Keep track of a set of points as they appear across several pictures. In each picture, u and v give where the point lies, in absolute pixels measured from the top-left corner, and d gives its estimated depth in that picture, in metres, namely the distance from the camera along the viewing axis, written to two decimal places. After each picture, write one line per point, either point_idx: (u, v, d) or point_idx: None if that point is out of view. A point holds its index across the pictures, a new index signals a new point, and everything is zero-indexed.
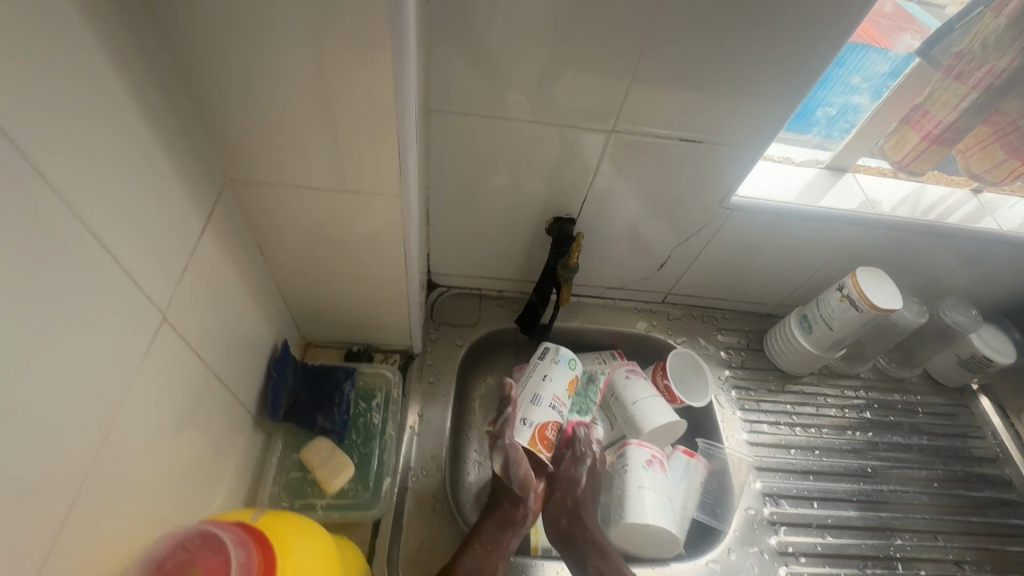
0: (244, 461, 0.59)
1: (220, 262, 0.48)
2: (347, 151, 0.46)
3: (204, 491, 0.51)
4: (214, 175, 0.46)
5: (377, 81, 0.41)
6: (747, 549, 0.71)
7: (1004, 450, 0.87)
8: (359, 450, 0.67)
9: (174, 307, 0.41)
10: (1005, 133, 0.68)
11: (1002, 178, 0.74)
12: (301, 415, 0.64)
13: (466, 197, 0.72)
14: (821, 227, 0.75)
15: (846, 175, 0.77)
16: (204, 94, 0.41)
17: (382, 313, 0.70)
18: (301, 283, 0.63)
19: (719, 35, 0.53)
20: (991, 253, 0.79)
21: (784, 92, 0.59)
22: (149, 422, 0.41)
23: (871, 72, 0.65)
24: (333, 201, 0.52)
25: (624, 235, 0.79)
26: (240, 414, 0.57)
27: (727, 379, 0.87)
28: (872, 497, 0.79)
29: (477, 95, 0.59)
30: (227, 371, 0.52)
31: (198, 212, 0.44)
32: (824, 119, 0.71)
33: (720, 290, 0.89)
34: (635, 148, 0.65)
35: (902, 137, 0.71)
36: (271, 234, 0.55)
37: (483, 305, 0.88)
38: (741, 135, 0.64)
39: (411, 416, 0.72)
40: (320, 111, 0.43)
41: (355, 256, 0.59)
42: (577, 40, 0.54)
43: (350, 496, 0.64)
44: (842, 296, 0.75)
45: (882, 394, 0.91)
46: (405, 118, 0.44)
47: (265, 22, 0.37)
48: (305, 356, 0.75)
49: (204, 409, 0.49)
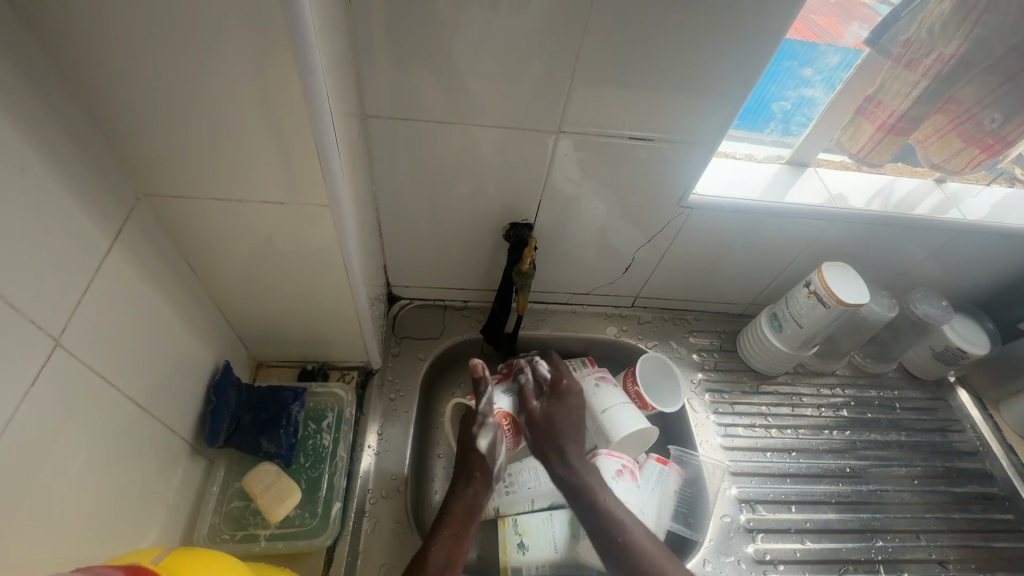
0: (182, 491, 0.56)
1: (135, 283, 0.45)
2: (265, 160, 0.44)
3: (128, 526, 0.48)
4: (124, 191, 0.44)
5: (284, 85, 0.39)
6: (724, 558, 0.69)
7: (984, 443, 0.85)
8: (306, 474, 0.64)
9: (74, 332, 0.39)
10: (962, 120, 0.68)
11: (963, 167, 0.73)
12: (244, 441, 0.61)
13: (417, 206, 0.70)
14: (785, 223, 0.74)
15: (807, 171, 0.76)
16: (101, 105, 0.39)
17: (332, 329, 0.67)
18: (242, 301, 0.60)
19: (655, 30, 0.52)
20: (957, 243, 0.78)
21: (730, 85, 0.58)
22: (49, 457, 0.38)
23: (822, 64, 0.64)
24: (261, 215, 0.49)
25: (584, 238, 0.77)
26: (172, 442, 0.54)
27: (700, 382, 0.85)
28: (852, 498, 0.77)
29: (415, 100, 0.58)
30: (152, 397, 0.49)
31: (103, 231, 0.41)
32: (780, 113, 0.69)
33: (689, 291, 0.88)
34: (585, 148, 0.64)
35: (858, 129, 0.71)
36: (199, 251, 0.52)
37: (447, 317, 0.85)
38: (691, 131, 0.62)
39: (370, 436, 0.70)
40: (231, 119, 0.41)
41: (294, 269, 0.57)
42: (512, 39, 0.53)
43: (297, 523, 0.61)
44: (809, 293, 0.73)
45: (859, 390, 0.89)
46: (321, 123, 0.42)
47: (154, 26, 0.35)
48: (256, 378, 0.72)
49: (123, 439, 0.46)
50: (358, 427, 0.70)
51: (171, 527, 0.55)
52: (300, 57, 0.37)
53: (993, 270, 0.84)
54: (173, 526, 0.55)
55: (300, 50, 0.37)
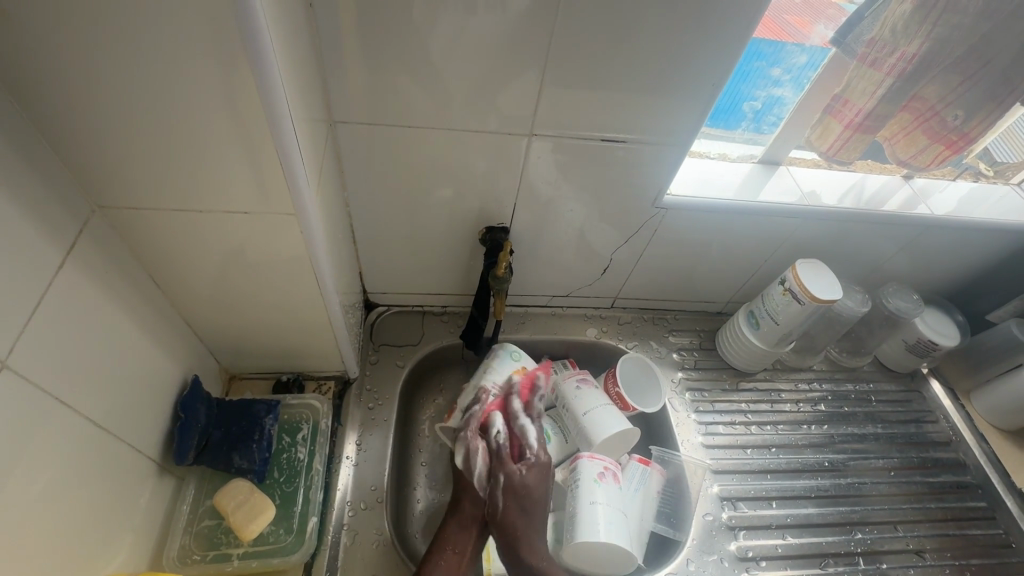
0: (150, 512, 0.54)
1: (92, 298, 0.44)
2: (227, 169, 0.43)
3: (91, 551, 0.46)
4: (78, 204, 0.42)
5: (243, 91, 0.38)
6: (706, 558, 0.69)
7: (957, 432, 0.87)
8: (281, 489, 0.63)
9: (25, 352, 0.37)
10: (926, 117, 0.69)
11: (928, 163, 0.75)
12: (215, 457, 0.60)
13: (391, 213, 0.69)
14: (759, 221, 0.74)
15: (779, 169, 0.77)
16: (48, 115, 0.37)
17: (306, 339, 0.65)
18: (209, 313, 0.59)
19: (623, 32, 0.52)
20: (926, 238, 0.79)
21: (700, 86, 0.58)
22: (0, 484, 0.36)
23: (790, 64, 0.64)
24: (225, 224, 0.48)
25: (561, 241, 0.76)
26: (138, 461, 0.52)
27: (681, 381, 0.86)
28: (831, 491, 0.78)
29: (384, 105, 0.57)
30: (115, 416, 0.47)
31: (55, 246, 0.39)
32: (751, 113, 0.70)
33: (667, 290, 0.88)
34: (558, 151, 0.63)
35: (826, 128, 0.72)
36: (162, 262, 0.51)
37: (426, 323, 0.84)
38: (664, 132, 0.62)
39: (347, 446, 0.69)
40: (188, 127, 0.40)
41: (263, 279, 0.55)
42: (480, 42, 0.52)
43: (271, 541, 0.59)
44: (784, 290, 0.73)
45: (835, 385, 0.90)
46: (283, 129, 0.41)
47: (101, 32, 0.33)
48: (229, 392, 0.70)
49: (83, 462, 0.44)
50: (334, 438, 0.69)
51: (139, 549, 0.53)
52: (258, 62, 0.36)
53: (961, 262, 0.85)
54: (142, 548, 0.53)
55: (257, 55, 0.36)
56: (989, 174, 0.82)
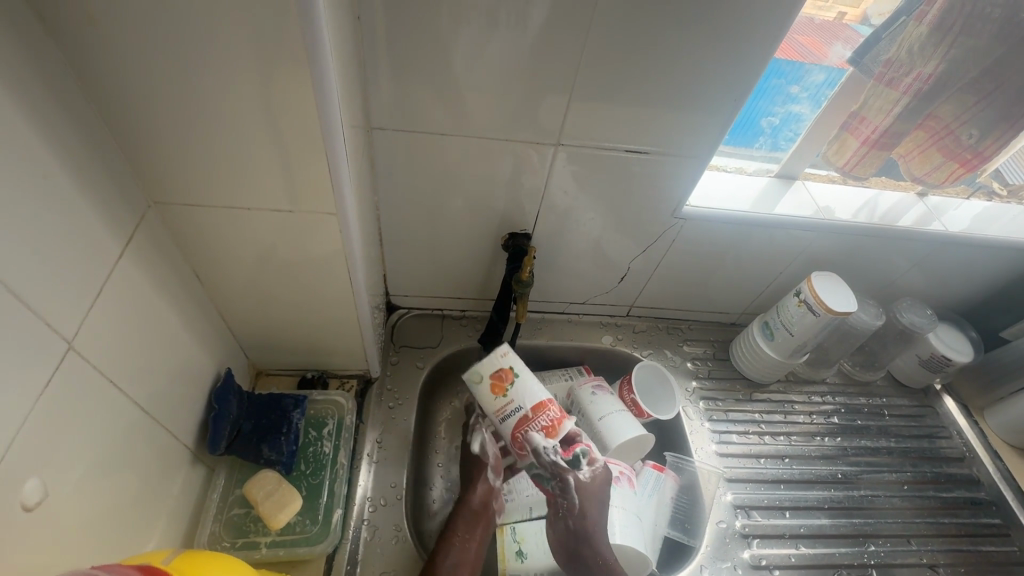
0: (182, 499, 0.56)
1: (144, 288, 0.46)
2: (276, 170, 0.45)
3: (129, 534, 0.48)
4: (136, 198, 0.45)
5: (299, 96, 0.40)
6: (720, 564, 0.70)
7: (971, 449, 0.87)
8: (307, 481, 0.64)
9: (86, 335, 0.39)
10: (941, 137, 0.70)
11: (943, 180, 0.76)
12: (245, 448, 0.61)
13: (418, 217, 0.71)
14: (775, 234, 0.76)
15: (795, 183, 0.79)
16: (117, 113, 0.40)
17: (333, 338, 0.68)
18: (244, 308, 0.61)
19: (650, 47, 0.54)
20: (940, 254, 0.81)
21: (723, 101, 0.60)
22: (57, 458, 0.38)
23: (809, 81, 0.66)
24: (268, 223, 0.50)
25: (580, 249, 0.78)
26: (174, 448, 0.54)
27: (695, 391, 0.87)
28: (844, 503, 0.78)
29: (420, 112, 0.59)
30: (157, 403, 0.49)
31: (116, 237, 0.42)
32: (769, 129, 0.72)
33: (682, 300, 0.89)
34: (582, 161, 0.66)
35: (842, 143, 0.74)
36: (205, 257, 0.53)
37: (445, 325, 0.86)
38: (686, 145, 0.65)
39: (369, 443, 0.70)
40: (243, 129, 0.42)
41: (297, 277, 0.57)
42: (512, 55, 0.55)
43: (298, 531, 0.61)
44: (800, 302, 0.75)
45: (848, 398, 0.91)
46: (333, 133, 0.43)
47: (174, 37, 0.36)
48: (256, 387, 0.72)
49: (127, 444, 0.46)
50: (357, 434, 0.71)
51: (171, 534, 0.54)
52: (313, 70, 0.39)
53: (975, 279, 0.86)
54: (174, 533, 0.55)
55: (314, 62, 0.38)
56: (1002, 194, 0.83)
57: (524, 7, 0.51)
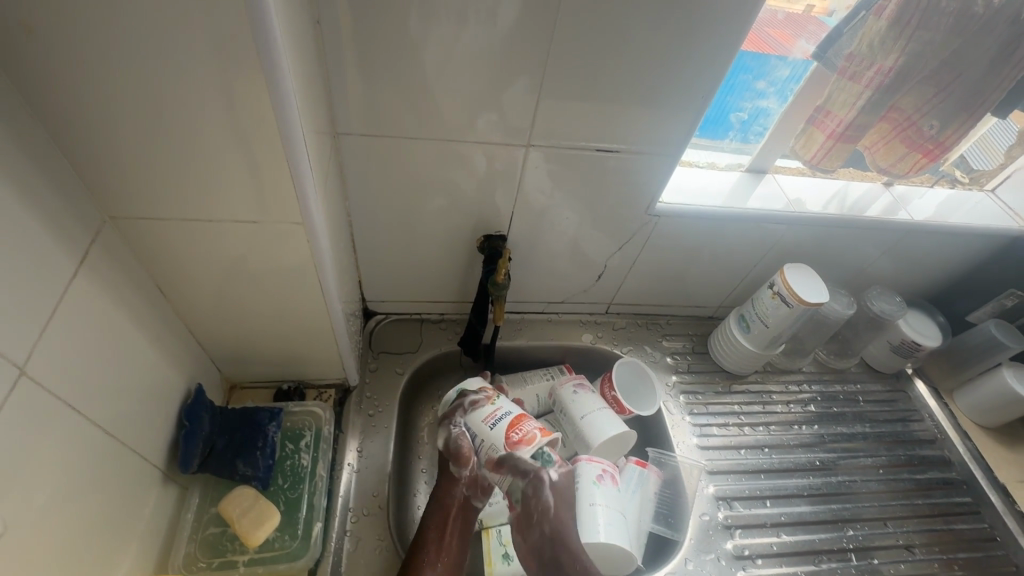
0: (154, 520, 0.55)
1: (104, 306, 0.45)
2: (235, 179, 0.44)
3: (99, 560, 0.46)
4: (90, 213, 0.43)
5: (257, 105, 0.39)
6: (704, 556, 0.70)
7: (941, 430, 0.90)
8: (285, 495, 0.63)
9: (41, 359, 0.38)
10: (904, 127, 0.72)
11: (908, 170, 0.77)
12: (219, 464, 0.60)
13: (391, 222, 0.70)
14: (749, 228, 0.77)
15: (766, 177, 0.79)
16: (65, 127, 0.38)
17: (309, 347, 0.66)
18: (212, 322, 0.59)
19: (617, 45, 0.54)
20: (906, 243, 0.83)
21: (692, 98, 0.61)
22: (16, 489, 0.36)
23: (774, 76, 0.68)
24: (232, 234, 0.49)
25: (557, 248, 0.78)
26: (144, 469, 0.52)
27: (675, 385, 0.87)
28: (823, 490, 0.80)
29: (387, 116, 0.58)
30: (122, 424, 0.48)
31: (69, 256, 0.40)
32: (738, 124, 0.73)
33: (660, 296, 0.90)
34: (555, 161, 0.66)
35: (810, 137, 0.74)
36: (168, 271, 0.52)
37: (424, 330, 0.85)
38: (658, 142, 0.65)
39: (348, 454, 0.69)
40: (200, 138, 0.41)
41: (266, 288, 0.56)
42: (478, 55, 0.54)
43: (277, 547, 0.60)
44: (774, 294, 0.76)
45: (824, 386, 0.93)
46: (295, 141, 0.42)
47: (120, 47, 0.35)
48: (230, 400, 0.71)
49: (92, 469, 0.44)
50: (336, 445, 0.70)
51: (144, 557, 0.53)
52: (271, 77, 0.38)
53: (941, 265, 0.89)
54: (148, 556, 0.54)
55: (271, 69, 0.37)
56: (964, 181, 0.86)
57: (489, 7, 0.50)
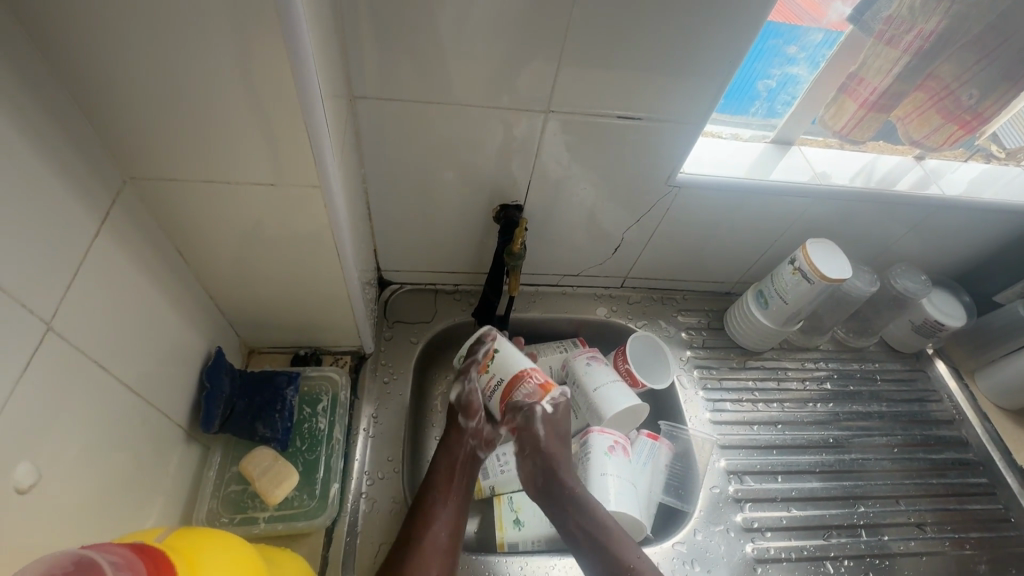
0: (178, 477, 0.56)
1: (125, 267, 0.45)
2: (252, 142, 0.44)
3: (126, 514, 0.48)
4: (110, 173, 0.43)
5: (274, 64, 0.38)
6: (713, 528, 0.71)
7: (960, 411, 0.88)
8: (303, 456, 0.65)
9: (66, 316, 0.39)
10: (940, 98, 0.70)
11: (942, 142, 0.75)
12: (239, 425, 0.62)
13: (406, 190, 0.70)
14: (771, 201, 0.75)
15: (792, 148, 0.76)
16: (83, 84, 0.38)
17: (326, 314, 0.67)
18: (231, 287, 0.60)
19: (645, 6, 0.52)
20: (935, 219, 0.80)
21: (721, 63, 0.58)
22: (46, 443, 0.38)
23: (806, 41, 0.65)
24: (249, 198, 0.49)
25: (574, 220, 0.77)
26: (167, 428, 0.53)
27: (689, 359, 0.87)
28: (835, 467, 0.80)
29: (404, 80, 0.57)
30: (146, 384, 0.49)
31: (90, 215, 0.41)
32: (765, 92, 0.70)
33: (677, 270, 0.89)
34: (575, 130, 0.64)
35: (840, 107, 0.72)
36: (187, 235, 0.52)
37: (438, 300, 0.85)
38: (682, 110, 0.62)
39: (364, 419, 0.70)
40: (217, 99, 0.40)
41: (282, 253, 0.56)
42: (499, 16, 0.52)
43: (296, 505, 0.61)
44: (794, 269, 0.74)
45: (841, 364, 0.91)
46: (312, 103, 0.41)
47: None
48: (248, 364, 0.72)
49: (119, 425, 0.45)
50: (352, 410, 0.71)
51: (169, 511, 0.55)
52: (289, 35, 0.37)
53: (970, 244, 0.86)
54: (173, 510, 0.56)
55: (288, 26, 0.36)
56: (1000, 156, 0.82)
57: None
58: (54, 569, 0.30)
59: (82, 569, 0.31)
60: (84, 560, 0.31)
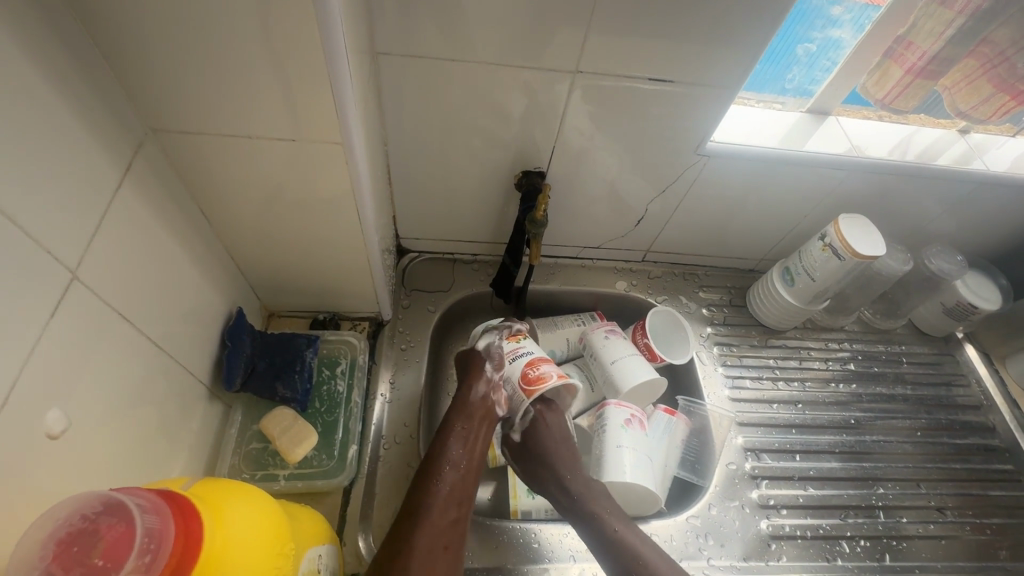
0: (201, 433, 0.57)
1: (148, 221, 0.45)
2: (273, 93, 0.42)
3: (151, 465, 0.49)
4: (132, 124, 0.43)
5: (296, 9, 0.36)
6: (728, 503, 0.71)
7: (988, 397, 0.86)
8: (322, 418, 0.65)
9: (91, 267, 0.39)
10: (993, 64, 0.67)
11: (990, 115, 0.73)
12: (260, 384, 0.62)
13: (427, 155, 0.68)
14: (804, 174, 0.72)
15: (828, 119, 0.73)
16: (102, 28, 0.37)
17: (345, 279, 0.66)
18: (251, 248, 0.60)
19: None
20: (978, 197, 0.76)
21: (762, 23, 0.54)
22: (73, 391, 0.38)
23: (852, 2, 0.61)
24: (270, 156, 0.48)
25: (597, 190, 0.75)
26: (190, 384, 0.54)
27: (709, 336, 0.86)
28: (855, 448, 0.79)
29: (430, 37, 0.54)
30: (169, 340, 0.49)
31: (113, 166, 0.40)
32: (804, 57, 0.67)
33: (701, 245, 0.87)
34: (604, 94, 0.61)
35: (885, 73, 0.69)
36: (208, 192, 0.51)
37: (456, 269, 0.85)
38: (717, 75, 0.59)
39: (381, 384, 0.71)
40: (238, 47, 0.39)
41: (302, 215, 0.55)
42: None
43: (314, 464, 0.62)
44: (824, 246, 0.72)
45: (866, 345, 0.89)
46: (334, 54, 0.40)
47: None
48: (269, 327, 0.72)
49: (143, 379, 0.46)
50: (370, 375, 0.71)
51: (193, 465, 0.56)
52: None
53: (1013, 224, 0.82)
54: (196, 464, 0.57)
55: None
56: None
57: None
58: (84, 509, 0.31)
59: (110, 512, 0.31)
60: (112, 501, 0.32)
